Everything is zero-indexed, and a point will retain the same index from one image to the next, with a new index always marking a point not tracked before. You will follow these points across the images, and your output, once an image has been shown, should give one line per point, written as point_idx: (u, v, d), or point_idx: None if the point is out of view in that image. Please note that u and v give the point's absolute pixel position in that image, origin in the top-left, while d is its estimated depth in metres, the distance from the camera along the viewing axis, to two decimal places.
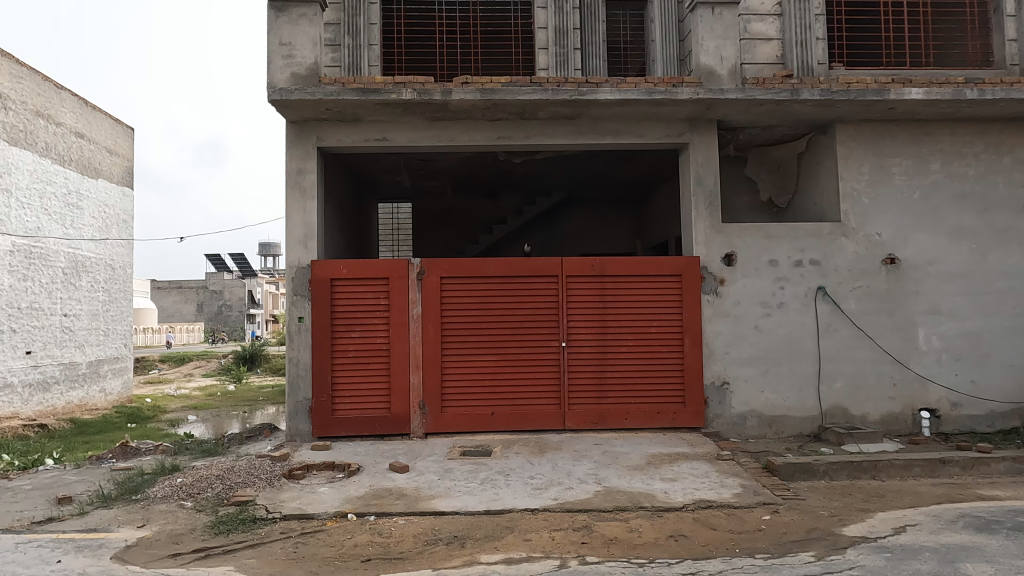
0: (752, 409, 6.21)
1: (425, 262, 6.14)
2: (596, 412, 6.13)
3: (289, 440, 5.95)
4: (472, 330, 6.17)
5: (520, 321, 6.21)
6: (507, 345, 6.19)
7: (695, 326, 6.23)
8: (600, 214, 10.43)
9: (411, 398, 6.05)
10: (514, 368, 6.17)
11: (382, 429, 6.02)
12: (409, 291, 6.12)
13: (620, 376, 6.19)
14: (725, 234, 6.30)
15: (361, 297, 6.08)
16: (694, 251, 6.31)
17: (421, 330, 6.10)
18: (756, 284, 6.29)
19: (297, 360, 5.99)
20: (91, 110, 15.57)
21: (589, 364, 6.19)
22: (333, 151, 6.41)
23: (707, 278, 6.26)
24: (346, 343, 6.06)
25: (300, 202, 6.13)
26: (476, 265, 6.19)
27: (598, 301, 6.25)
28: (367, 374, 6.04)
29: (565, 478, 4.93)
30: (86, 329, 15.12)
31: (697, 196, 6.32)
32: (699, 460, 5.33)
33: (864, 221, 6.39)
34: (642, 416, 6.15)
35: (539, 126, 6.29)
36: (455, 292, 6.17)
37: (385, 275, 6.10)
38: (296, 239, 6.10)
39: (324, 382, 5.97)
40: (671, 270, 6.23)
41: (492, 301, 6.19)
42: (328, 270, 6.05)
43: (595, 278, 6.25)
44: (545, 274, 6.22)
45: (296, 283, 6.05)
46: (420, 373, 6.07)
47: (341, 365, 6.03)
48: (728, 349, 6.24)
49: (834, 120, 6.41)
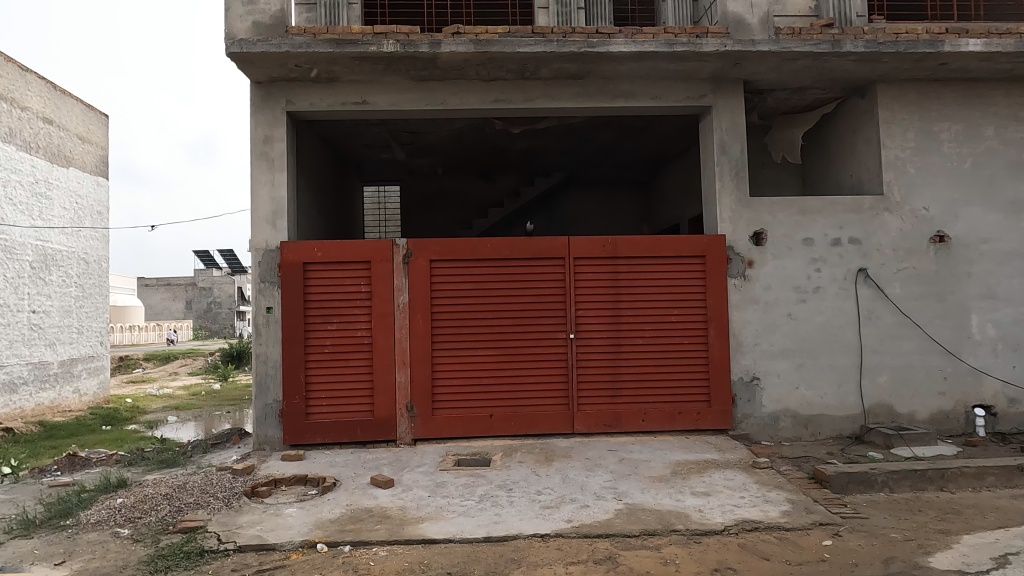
0: (786, 408, 5.47)
1: (413, 242, 5.35)
2: (608, 414, 5.37)
3: (256, 449, 5.16)
4: (466, 321, 5.38)
5: (521, 310, 5.42)
6: (507, 337, 5.40)
7: (721, 315, 5.46)
8: (603, 197, 9.69)
9: (397, 399, 5.26)
10: (515, 363, 5.39)
11: (364, 435, 5.23)
12: (394, 277, 5.32)
13: (635, 372, 5.42)
14: (753, 209, 5.54)
15: (339, 283, 5.28)
16: (719, 228, 5.54)
17: (408, 321, 5.32)
18: (789, 266, 5.54)
19: (266, 356, 5.21)
20: (61, 95, 14.64)
21: (600, 359, 5.42)
22: (307, 118, 5.62)
23: (734, 259, 5.51)
24: (322, 337, 5.27)
25: (268, 175, 5.33)
26: (470, 245, 5.40)
27: (610, 286, 5.46)
28: (346, 373, 5.26)
29: (579, 494, 4.15)
30: (57, 326, 14.24)
31: (721, 166, 5.56)
32: (732, 469, 4.57)
33: (910, 194, 5.64)
34: (662, 417, 5.38)
35: (542, 87, 5.51)
36: (446, 277, 5.38)
37: (366, 258, 5.31)
38: (263, 217, 5.31)
39: (297, 382, 5.19)
40: (693, 251, 5.46)
41: (489, 286, 5.40)
42: (300, 252, 5.25)
43: (607, 260, 5.47)
44: (549, 255, 5.43)
45: (263, 268, 5.27)
46: (408, 371, 5.28)
47: (317, 362, 5.25)
48: (758, 340, 5.49)
49: (875, 80, 5.66)
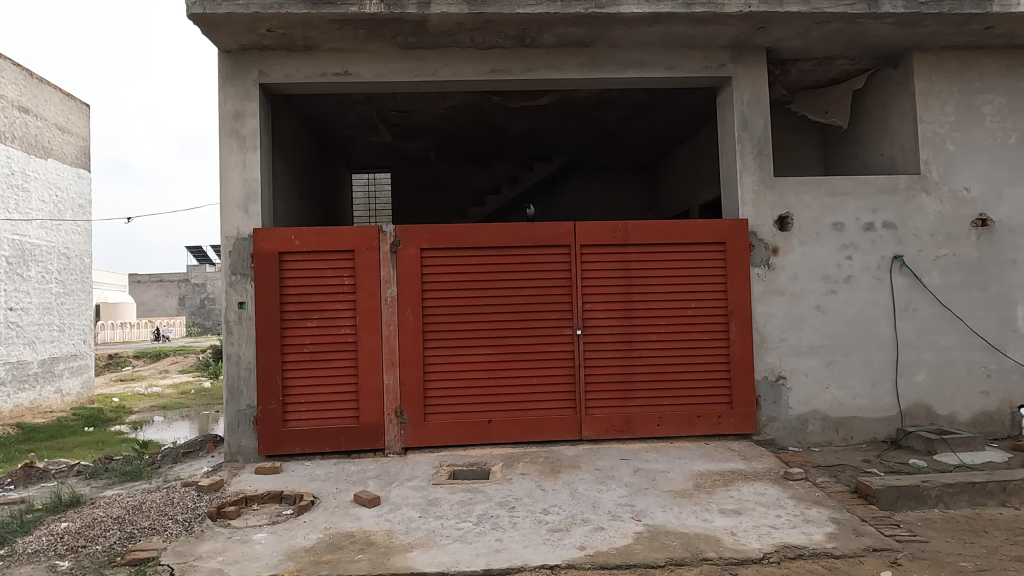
0: (814, 410, 4.96)
1: (402, 229, 4.80)
2: (620, 419, 4.84)
3: (228, 461, 4.63)
4: (461, 317, 4.85)
5: (521, 304, 4.88)
6: (506, 334, 4.87)
7: (744, 308, 4.93)
8: (605, 184, 9.18)
9: (385, 403, 4.73)
10: (515, 363, 4.86)
11: (349, 445, 4.70)
12: (380, 268, 4.78)
13: (649, 372, 4.89)
14: (778, 190, 5.02)
15: (320, 274, 4.74)
16: (740, 212, 5.01)
17: (396, 317, 4.78)
18: (818, 254, 5.02)
19: (239, 357, 4.68)
20: (38, 83, 13.96)
21: (610, 358, 4.89)
22: (283, 92, 5.06)
23: (757, 246, 4.98)
24: (301, 335, 4.72)
25: (238, 155, 4.77)
26: (464, 233, 4.85)
27: (621, 277, 4.92)
28: (328, 375, 4.72)
29: (591, 514, 3.62)
30: (37, 324, 13.65)
31: (742, 143, 5.03)
32: (763, 482, 4.05)
33: (949, 173, 5.12)
34: (679, 422, 4.86)
35: (544, 56, 4.96)
36: (439, 268, 4.84)
37: (349, 247, 4.76)
38: (234, 202, 4.75)
39: (272, 386, 4.65)
40: (713, 237, 4.93)
41: (485, 278, 4.86)
42: (275, 241, 4.70)
43: (617, 248, 4.92)
44: (553, 243, 4.89)
45: (234, 259, 4.72)
46: (396, 373, 4.75)
47: (295, 364, 4.71)
48: (784, 335, 4.97)
49: (911, 48, 5.12)
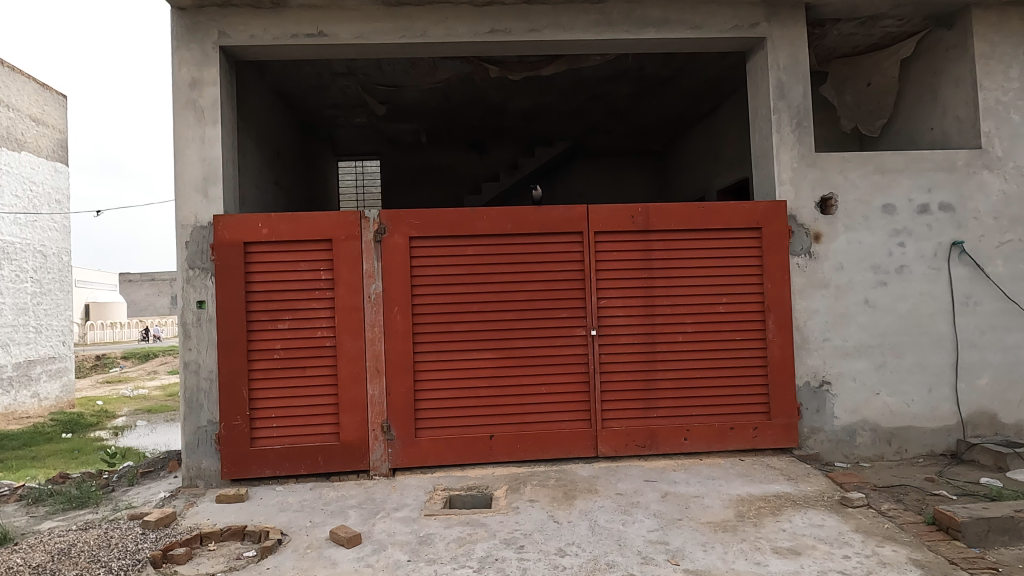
0: (862, 420, 4.33)
1: (388, 214, 4.13)
2: (641, 433, 4.19)
3: (186, 488, 3.97)
4: (457, 316, 4.18)
5: (527, 301, 4.22)
6: (509, 336, 4.20)
7: (782, 303, 4.28)
8: (612, 169, 8.55)
9: (369, 418, 4.07)
10: (520, 369, 4.20)
11: (327, 466, 4.04)
12: (363, 261, 4.11)
13: (675, 378, 4.23)
14: (820, 167, 4.37)
15: (292, 268, 4.07)
16: (777, 192, 4.36)
17: (381, 317, 4.11)
18: (866, 241, 4.38)
19: (198, 365, 4.01)
20: (10, 71, 13.10)
21: (630, 363, 4.23)
22: (248, 58, 4.38)
23: (796, 232, 4.34)
24: (270, 339, 4.06)
25: (194, 131, 4.09)
26: (459, 218, 4.17)
27: (642, 269, 4.25)
28: (303, 385, 4.06)
29: (618, 555, 2.96)
30: (10, 325, 12.90)
31: (779, 113, 4.38)
32: (817, 510, 3.40)
33: (1014, 147, 4.48)
34: (710, 435, 4.21)
35: (551, 14, 4.29)
36: (430, 259, 4.17)
37: (326, 236, 4.09)
38: (191, 184, 4.07)
39: (238, 399, 3.99)
40: (747, 221, 4.27)
41: (484, 272, 4.20)
42: (239, 229, 4.03)
43: (637, 235, 4.26)
44: (563, 230, 4.22)
45: (191, 250, 4.05)
46: (382, 382, 4.09)
47: (263, 372, 4.04)
48: (828, 334, 4.33)
49: (970, 4, 4.47)
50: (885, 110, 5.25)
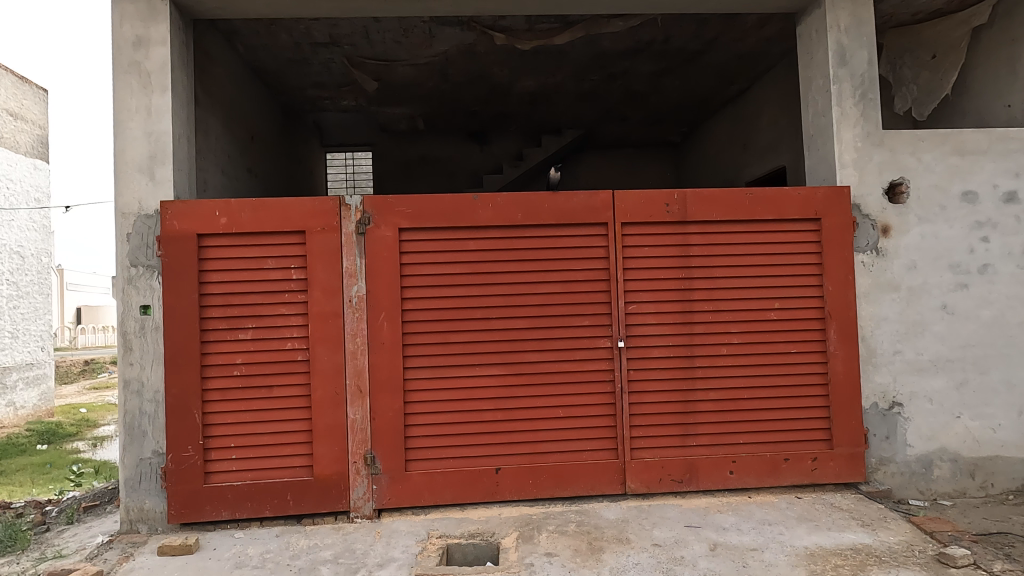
0: (940, 449, 3.62)
1: (374, 201, 3.42)
2: (678, 465, 3.47)
3: (124, 535, 3.24)
4: (457, 324, 3.47)
5: (540, 307, 3.50)
6: (519, 348, 3.49)
7: (846, 309, 3.58)
8: (625, 161, 7.93)
9: (349, 448, 3.35)
10: (533, 388, 3.48)
11: (299, 507, 3.32)
12: (342, 258, 3.40)
13: (718, 399, 3.53)
14: (888, 148, 3.68)
15: (257, 267, 3.37)
16: (838, 177, 3.66)
17: (365, 325, 3.39)
18: (943, 235, 3.67)
19: (141, 385, 3.29)
20: None
21: (665, 380, 3.52)
22: (207, 14, 3.67)
23: (861, 224, 3.64)
24: (230, 353, 3.34)
25: (138, 101, 3.38)
26: (460, 206, 3.46)
27: (678, 269, 3.55)
28: (269, 408, 3.35)
29: None
30: None
31: (839, 83, 3.69)
32: (914, 571, 2.68)
33: None
34: (760, 468, 3.50)
35: None
36: (424, 255, 3.46)
37: (298, 228, 3.38)
38: (134, 164, 3.36)
39: (189, 426, 3.27)
40: (803, 211, 3.58)
41: (489, 271, 3.49)
42: (192, 218, 3.32)
43: (673, 227, 3.55)
44: (584, 220, 3.51)
45: (133, 243, 3.33)
46: (366, 405, 3.37)
47: (221, 393, 3.33)
48: (900, 346, 3.63)
49: None
50: (946, 89, 4.41)
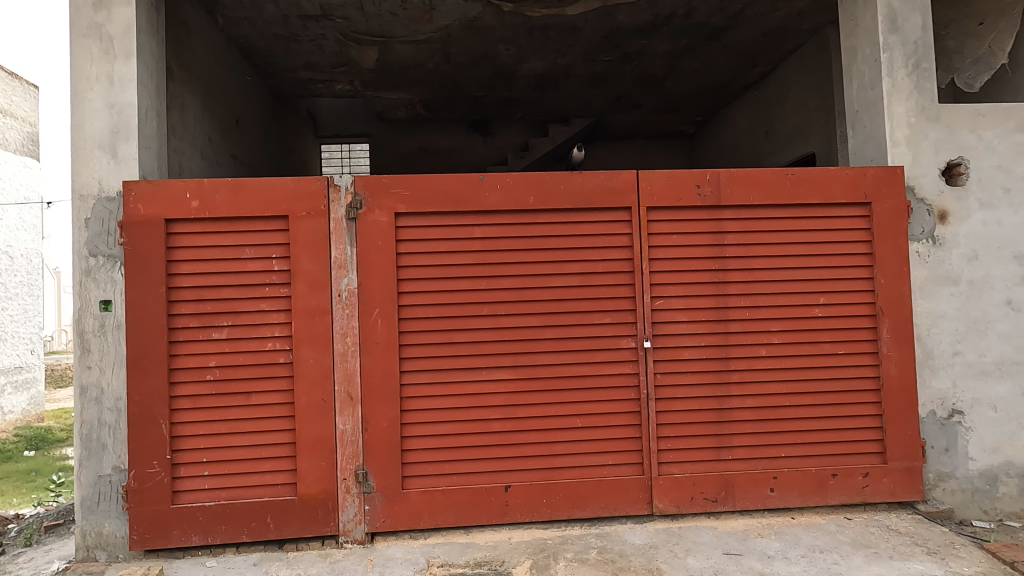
0: (1007, 463, 3.20)
1: (367, 182, 3.01)
2: (712, 482, 3.06)
3: (79, 563, 2.83)
4: (460, 322, 3.05)
5: (555, 302, 3.09)
6: (531, 350, 3.08)
7: (900, 304, 3.17)
8: (635, 154, 7.55)
9: (339, 463, 2.94)
10: (547, 395, 3.07)
11: (280, 531, 2.91)
12: (330, 246, 2.99)
13: (756, 407, 3.12)
14: (944, 123, 3.27)
15: (233, 257, 2.96)
16: (889, 157, 3.25)
17: (356, 323, 2.98)
18: (1007, 221, 3.27)
19: (100, 392, 2.88)
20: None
21: (696, 386, 3.10)
22: None
23: (916, 209, 3.23)
24: (203, 355, 2.93)
25: (97, 68, 2.97)
26: (464, 188, 3.06)
27: (711, 260, 3.14)
28: (246, 418, 2.94)
29: None
30: None
31: (889, 51, 3.28)
32: None
33: None
34: (805, 485, 3.08)
35: None
36: (423, 243, 3.05)
37: (280, 213, 2.97)
38: (94, 140, 2.96)
39: (155, 438, 2.86)
40: (851, 194, 3.17)
41: (498, 261, 3.08)
42: (159, 201, 2.91)
43: (705, 212, 3.14)
44: (605, 204, 3.11)
45: (92, 230, 2.92)
46: (357, 414, 2.95)
47: (191, 400, 2.91)
48: (960, 347, 3.21)
49: None
50: (994, 59, 3.98)
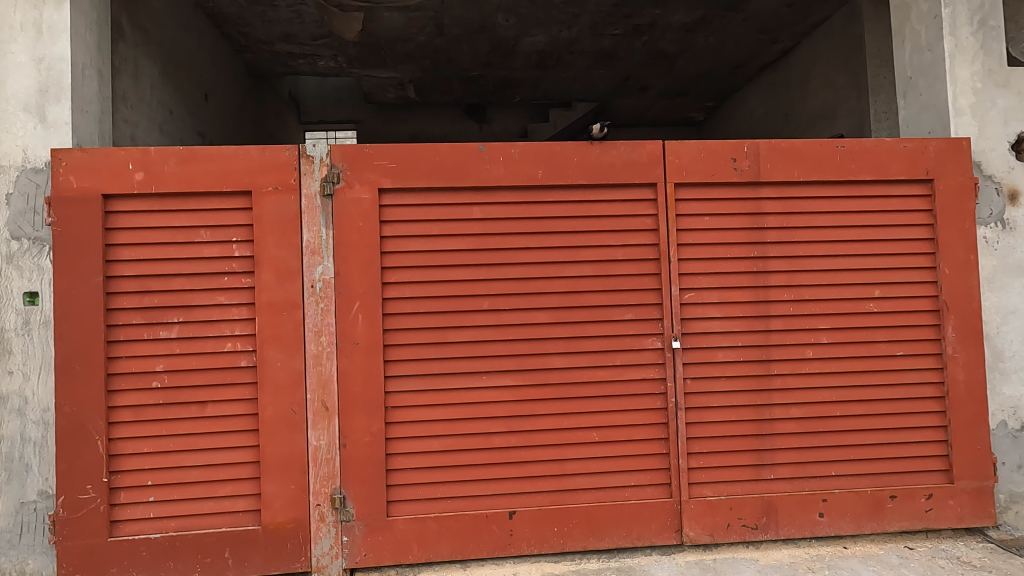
0: None
1: (345, 152, 2.55)
2: (751, 507, 2.61)
3: None
4: (456, 319, 2.59)
5: (567, 296, 2.63)
6: (540, 351, 2.61)
7: (967, 298, 2.73)
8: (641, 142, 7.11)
9: (312, 485, 2.47)
10: (557, 405, 2.61)
11: (241, 568, 2.43)
12: (302, 228, 2.52)
13: (802, 418, 2.67)
14: (1014, 89, 2.83)
15: (186, 242, 2.49)
16: (951, 128, 2.81)
17: (332, 320, 2.51)
18: None
19: (24, 401, 2.40)
20: None
21: (732, 393, 2.65)
22: None
23: (983, 189, 2.79)
24: (148, 358, 2.45)
25: (23, 16, 2.49)
26: (460, 161, 2.59)
27: (748, 246, 2.69)
28: (200, 433, 2.46)
29: None
30: None
31: (950, 6, 2.85)
32: None
33: None
34: (859, 509, 2.64)
35: None
36: (412, 225, 2.58)
37: (242, 188, 2.50)
38: (18, 100, 2.47)
39: (89, 458, 2.38)
40: (910, 170, 2.73)
41: (500, 247, 2.62)
42: (96, 172, 2.43)
43: (742, 190, 2.69)
44: (625, 181, 2.65)
45: (15, 207, 2.44)
46: (332, 428, 2.48)
47: (134, 412, 2.43)
48: None
49: None
50: None
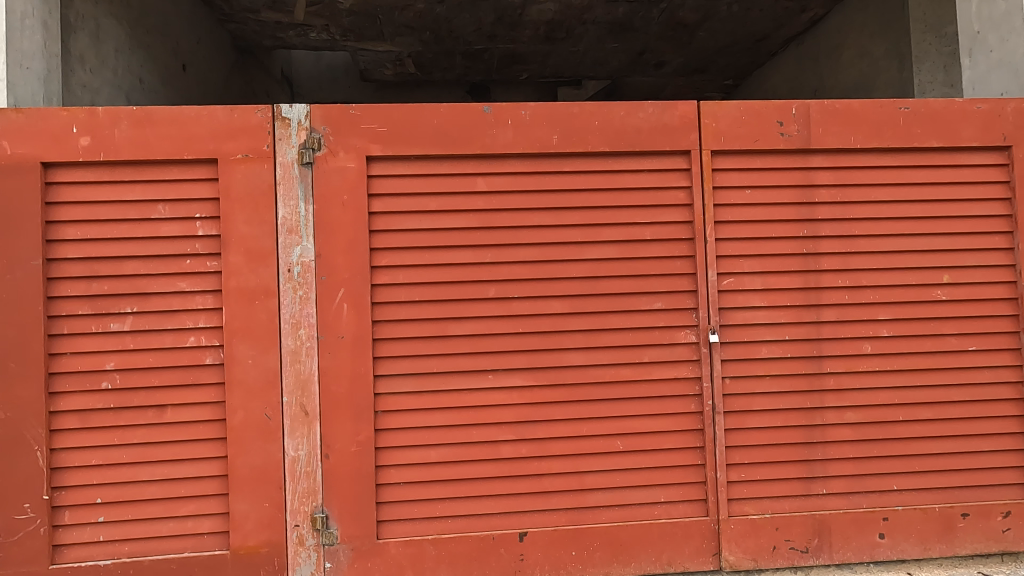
0: None
1: (327, 114, 2.18)
2: (801, 527, 2.25)
3: None
4: (458, 309, 2.22)
5: (587, 282, 2.26)
6: (555, 346, 2.25)
7: None
8: None
9: (290, 503, 2.12)
10: (575, 410, 2.24)
11: None
12: (276, 203, 2.15)
13: (860, 424, 2.30)
14: None
15: (141, 219, 2.12)
16: None
17: (312, 310, 2.14)
18: None
19: None
20: None
21: (778, 395, 2.29)
22: None
23: None
24: (97, 354, 2.09)
25: None
26: (462, 124, 2.22)
27: (797, 225, 2.31)
28: (159, 443, 2.10)
29: None
30: None
31: None
32: None
33: None
34: (925, 529, 2.27)
35: None
36: (406, 200, 2.22)
37: (207, 157, 2.14)
38: None
39: (26, 472, 2.02)
40: (985, 135, 2.35)
41: (509, 225, 2.25)
42: (34, 137, 2.07)
43: (790, 159, 2.32)
44: (654, 148, 2.28)
45: None
46: (312, 436, 2.13)
47: (80, 417, 2.08)
48: None
49: None
50: None
